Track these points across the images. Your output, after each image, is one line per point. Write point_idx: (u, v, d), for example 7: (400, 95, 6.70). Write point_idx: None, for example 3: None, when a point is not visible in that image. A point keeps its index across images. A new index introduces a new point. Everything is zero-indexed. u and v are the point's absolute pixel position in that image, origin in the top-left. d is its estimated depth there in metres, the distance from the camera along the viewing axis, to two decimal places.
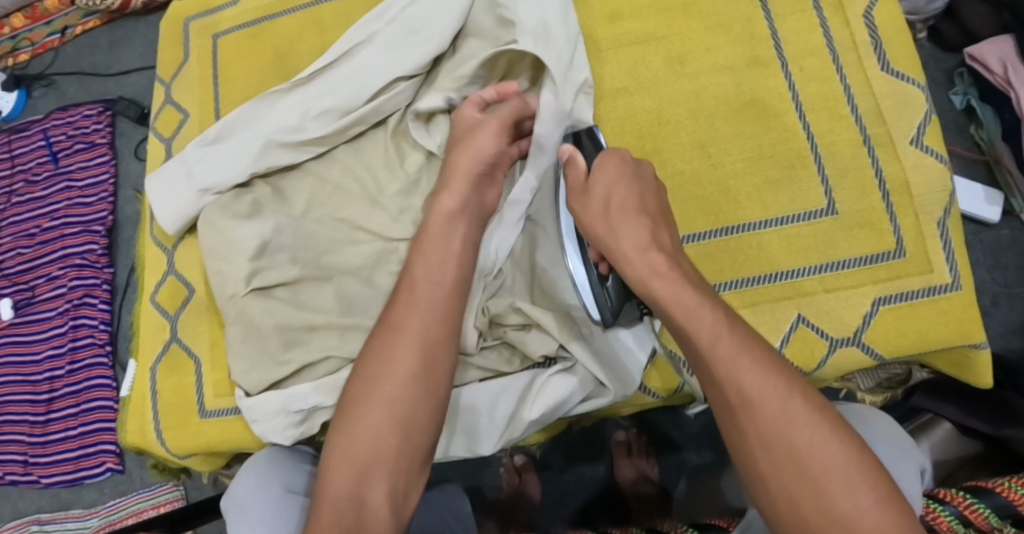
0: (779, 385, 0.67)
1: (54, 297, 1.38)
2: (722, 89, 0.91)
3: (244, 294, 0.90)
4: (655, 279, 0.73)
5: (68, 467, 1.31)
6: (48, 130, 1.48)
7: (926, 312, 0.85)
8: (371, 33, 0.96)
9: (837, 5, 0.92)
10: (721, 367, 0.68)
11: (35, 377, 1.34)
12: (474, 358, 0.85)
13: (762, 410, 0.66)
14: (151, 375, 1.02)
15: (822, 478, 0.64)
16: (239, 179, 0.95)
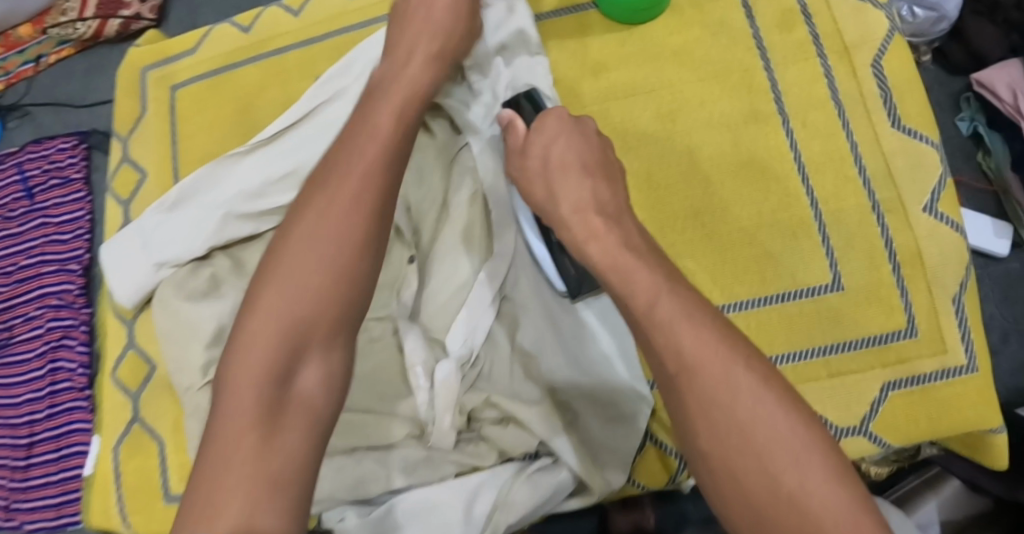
0: (721, 350, 0.55)
1: (31, 338, 1.26)
2: (718, 149, 0.83)
3: (201, 386, 0.83)
4: (591, 242, 0.63)
5: (50, 514, 1.20)
6: (23, 164, 1.34)
7: (940, 396, 0.78)
8: (338, 90, 0.92)
9: (843, 52, 0.84)
10: (684, 368, 0.55)
11: (15, 420, 1.23)
12: (451, 453, 0.78)
13: (700, 375, 0.54)
14: (113, 456, 0.97)
15: (766, 455, 0.52)
16: (197, 251, 0.89)
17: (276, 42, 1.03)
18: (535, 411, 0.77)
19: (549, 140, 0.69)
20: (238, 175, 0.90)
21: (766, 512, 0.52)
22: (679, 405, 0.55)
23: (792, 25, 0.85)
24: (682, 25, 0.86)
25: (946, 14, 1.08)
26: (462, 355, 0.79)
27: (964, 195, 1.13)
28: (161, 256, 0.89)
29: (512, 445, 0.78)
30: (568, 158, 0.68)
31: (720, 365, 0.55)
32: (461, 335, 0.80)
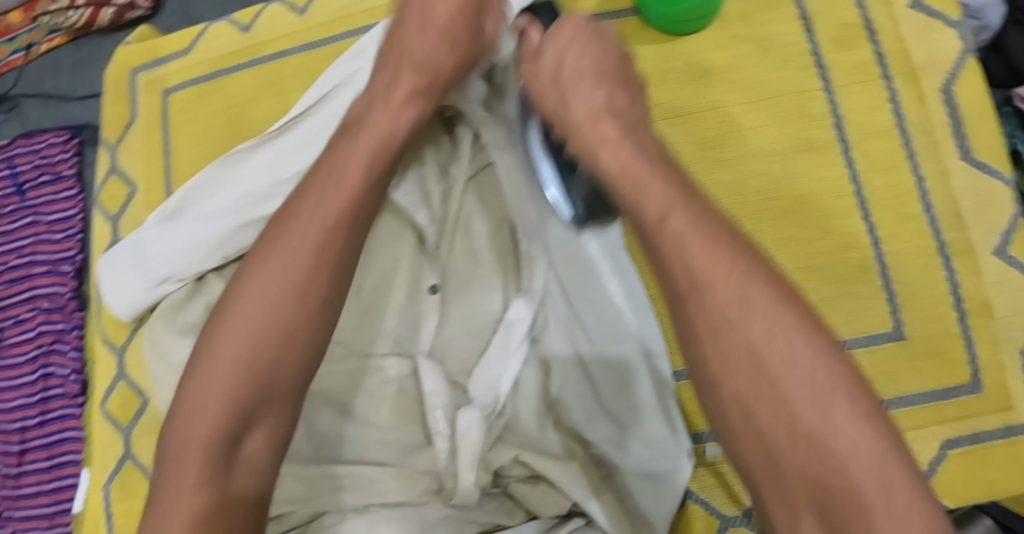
0: (732, 265, 0.53)
1: (25, 340, 1.19)
2: (770, 181, 0.75)
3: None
4: (601, 146, 0.60)
5: (42, 527, 1.11)
6: (14, 158, 1.25)
7: (1003, 457, 0.70)
8: (349, 74, 0.81)
9: (909, 75, 0.76)
10: (692, 282, 0.53)
11: (4, 427, 1.16)
12: (470, 513, 0.69)
13: (711, 292, 0.53)
14: (104, 495, 0.89)
15: (781, 381, 0.51)
16: (204, 268, 0.79)
17: (274, 45, 0.89)
18: (567, 471, 0.67)
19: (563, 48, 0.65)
20: (246, 177, 0.80)
21: (791, 460, 0.50)
22: (683, 324, 0.54)
23: (853, 44, 0.77)
24: (730, 40, 0.78)
25: (993, 21, 0.91)
26: (486, 403, 0.69)
27: None
28: (160, 274, 0.80)
29: (541, 507, 0.68)
30: (584, 65, 0.64)
31: (769, 319, 0.52)
32: (485, 380, 0.70)
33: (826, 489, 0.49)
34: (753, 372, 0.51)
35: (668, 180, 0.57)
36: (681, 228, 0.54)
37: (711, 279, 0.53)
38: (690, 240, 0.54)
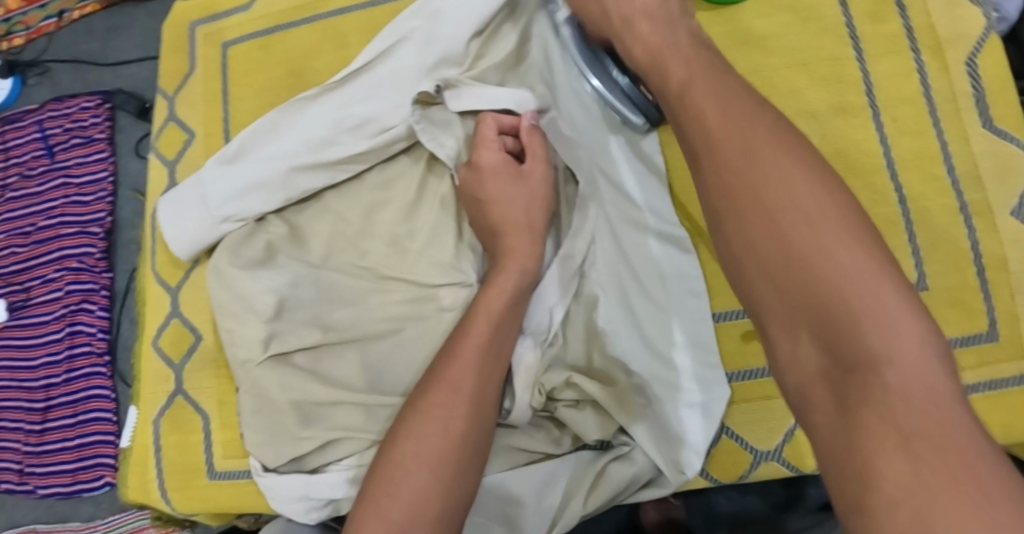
0: (749, 115, 0.60)
1: (51, 301, 1.50)
2: (806, 142, 0.79)
3: (261, 362, 0.81)
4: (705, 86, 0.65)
5: (65, 480, 1.44)
6: (43, 122, 1.61)
7: (1021, 402, 0.74)
8: (408, 31, 0.89)
9: (935, 48, 0.79)
10: (707, 144, 0.61)
11: (32, 387, 1.47)
12: (519, 440, 0.77)
13: (724, 147, 0.60)
14: (154, 429, 0.94)
15: (778, 212, 0.56)
16: (265, 209, 0.89)
17: (336, 3, 0.99)
18: (614, 394, 0.76)
19: (646, 39, 0.71)
20: (306, 123, 0.89)
21: (796, 300, 0.54)
22: (713, 204, 0.60)
23: (885, 17, 0.81)
24: (770, 9, 0.83)
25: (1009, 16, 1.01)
26: (537, 332, 0.77)
27: None
28: (226, 215, 0.89)
29: (585, 431, 0.75)
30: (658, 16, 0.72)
31: (795, 199, 0.56)
32: (537, 315, 0.77)
33: (827, 316, 0.53)
34: (778, 245, 0.56)
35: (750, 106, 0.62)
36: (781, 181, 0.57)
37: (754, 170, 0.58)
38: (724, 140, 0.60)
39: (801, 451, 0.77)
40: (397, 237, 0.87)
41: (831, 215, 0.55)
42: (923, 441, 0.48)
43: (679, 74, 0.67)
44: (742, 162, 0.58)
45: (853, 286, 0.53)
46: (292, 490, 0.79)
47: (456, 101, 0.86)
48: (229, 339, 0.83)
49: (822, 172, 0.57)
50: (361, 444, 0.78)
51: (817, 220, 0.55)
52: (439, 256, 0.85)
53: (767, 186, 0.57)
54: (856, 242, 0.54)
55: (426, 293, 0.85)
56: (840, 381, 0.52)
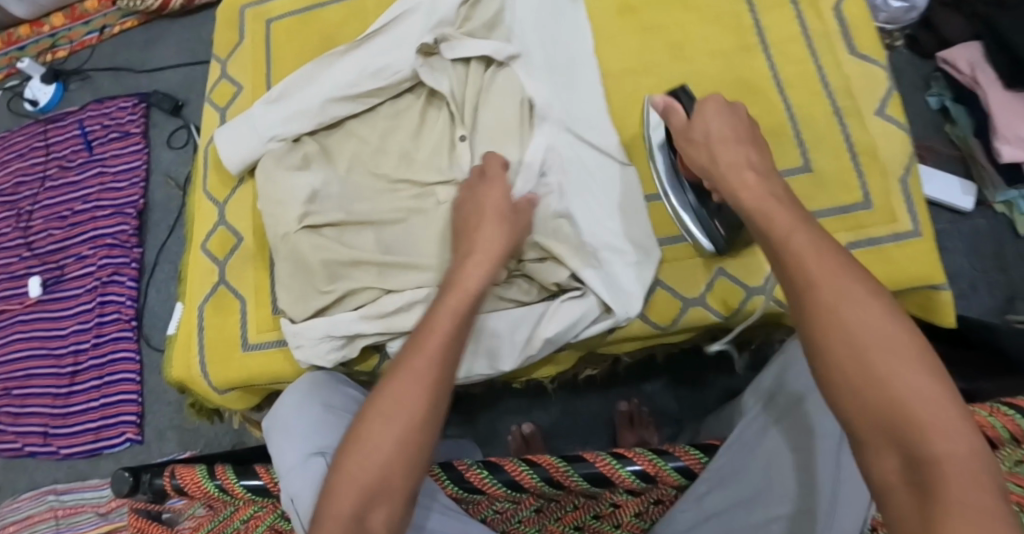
0: (834, 262, 0.73)
1: (84, 276, 1.86)
2: (714, 72, 1.08)
3: (296, 231, 1.03)
4: (744, 190, 0.84)
5: (89, 436, 1.79)
6: (85, 121, 1.98)
7: (893, 253, 0.98)
8: (416, 3, 1.13)
9: (810, 3, 1.09)
10: (805, 281, 0.73)
11: (61, 353, 1.83)
12: (494, 290, 0.97)
13: (819, 291, 0.72)
14: (199, 313, 1.14)
15: (866, 348, 0.68)
16: (301, 131, 1.11)
17: None
18: (567, 247, 0.97)
19: (708, 119, 0.92)
20: (337, 71, 1.12)
21: (878, 418, 0.67)
22: (808, 336, 0.72)
23: None
24: None
25: (916, 5, 1.44)
26: None
27: (939, 160, 1.48)
28: (270, 136, 1.11)
29: (549, 278, 0.97)
30: (724, 130, 0.91)
31: (872, 330, 0.69)
32: None
33: (898, 428, 0.66)
34: (857, 364, 0.68)
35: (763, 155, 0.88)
36: (802, 246, 0.75)
37: (822, 284, 0.72)
38: (806, 258, 0.74)
39: (721, 297, 1.00)
40: (402, 150, 1.09)
41: (904, 354, 0.68)
42: (957, 517, 0.61)
43: (733, 157, 0.88)
44: (816, 280, 0.72)
45: (916, 400, 0.66)
46: (318, 330, 1.00)
47: (450, 51, 1.09)
48: (270, 220, 1.05)
49: (899, 314, 0.70)
50: (376, 294, 1.01)
51: (883, 328, 0.69)
52: (442, 163, 1.07)
53: (850, 328, 0.70)
54: (922, 368, 0.67)
55: (426, 191, 1.06)
56: (908, 481, 0.65)
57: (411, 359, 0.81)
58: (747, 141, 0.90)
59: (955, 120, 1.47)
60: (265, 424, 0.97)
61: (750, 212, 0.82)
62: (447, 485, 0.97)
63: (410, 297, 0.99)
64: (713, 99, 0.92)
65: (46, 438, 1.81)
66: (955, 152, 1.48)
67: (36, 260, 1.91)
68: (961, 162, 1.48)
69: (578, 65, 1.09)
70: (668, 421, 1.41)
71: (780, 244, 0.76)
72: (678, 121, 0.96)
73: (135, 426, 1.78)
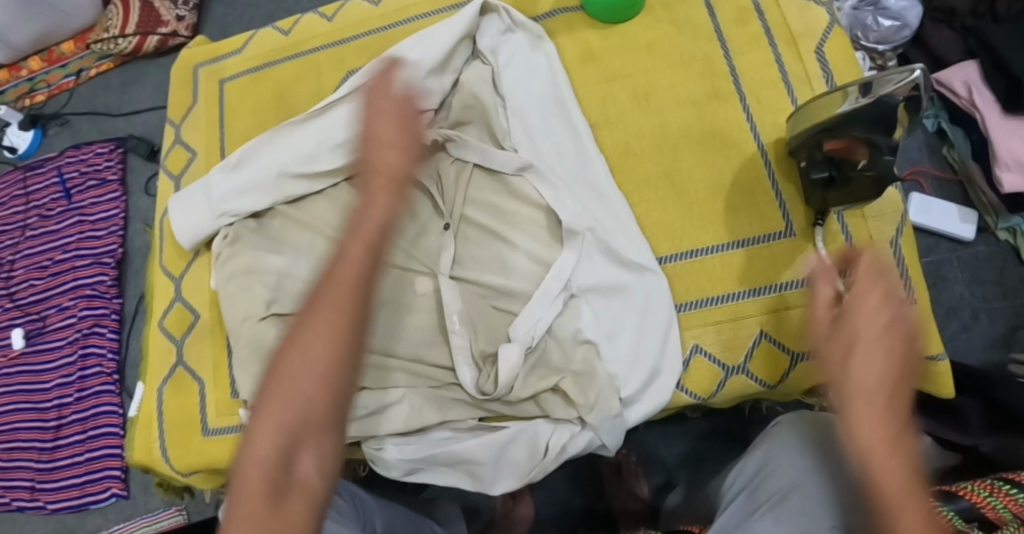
0: (900, 456, 0.64)
1: (65, 327, 1.83)
2: (685, 123, 1.02)
3: (263, 317, 0.99)
4: (876, 389, 0.66)
5: (76, 492, 1.76)
6: (62, 168, 1.94)
7: None
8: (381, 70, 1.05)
9: (790, 42, 1.03)
10: (868, 451, 0.64)
11: (46, 407, 1.80)
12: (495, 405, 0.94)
13: (901, 512, 0.63)
14: (158, 395, 1.09)
15: None
16: (256, 207, 1.06)
17: (312, 43, 1.17)
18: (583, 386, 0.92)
19: (862, 309, 0.68)
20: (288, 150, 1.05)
21: None
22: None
23: (747, 22, 1.04)
24: (653, 23, 1.06)
25: (908, 22, 1.35)
26: (523, 341, 0.92)
27: (934, 186, 1.40)
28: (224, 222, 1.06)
29: (550, 410, 0.92)
30: (885, 287, 0.69)
31: None
32: (524, 327, 0.92)
33: None
34: None
35: (885, 329, 0.67)
36: (873, 417, 0.65)
37: (889, 477, 0.63)
38: (865, 424, 0.65)
39: (695, 377, 0.95)
40: None
41: None
42: None
43: (878, 368, 0.66)
44: (871, 448, 0.64)
45: None
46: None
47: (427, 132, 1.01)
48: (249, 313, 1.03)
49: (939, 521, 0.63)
50: None
51: (916, 499, 0.63)
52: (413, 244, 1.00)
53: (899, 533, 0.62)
54: None
55: (403, 277, 1.00)
56: None
57: (321, 315, 0.72)
58: (901, 357, 0.67)
59: (951, 142, 1.39)
60: None
61: (850, 383, 0.66)
62: None
63: (384, 397, 0.94)
64: (869, 276, 0.69)
65: (33, 493, 1.78)
66: (950, 175, 1.40)
67: (18, 312, 1.88)
68: (958, 188, 1.39)
69: (548, 119, 1.02)
70: (659, 469, 1.34)
71: (843, 378, 0.67)
72: (824, 298, 0.72)
73: (121, 481, 1.75)
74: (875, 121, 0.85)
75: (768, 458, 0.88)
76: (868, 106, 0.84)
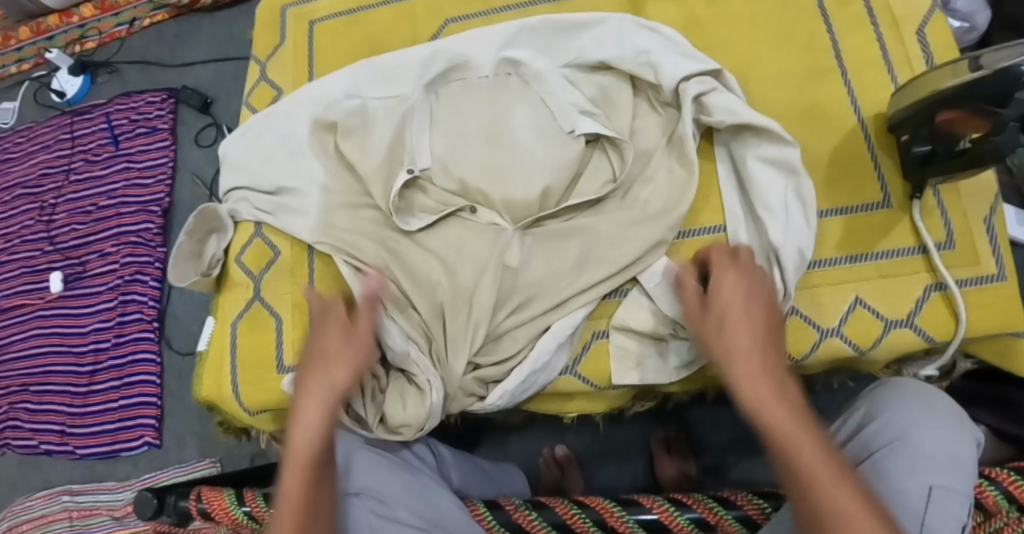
0: (818, 442, 0.76)
1: (106, 273, 1.82)
2: (786, 95, 1.03)
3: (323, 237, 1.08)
4: (741, 357, 0.81)
5: (108, 438, 1.74)
6: (112, 115, 1.94)
7: (974, 298, 0.94)
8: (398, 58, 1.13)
9: (891, 23, 1.04)
10: (763, 429, 0.78)
11: (81, 351, 1.79)
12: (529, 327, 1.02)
13: (818, 479, 0.74)
14: (232, 330, 1.10)
15: (822, 507, 0.73)
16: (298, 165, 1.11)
17: None
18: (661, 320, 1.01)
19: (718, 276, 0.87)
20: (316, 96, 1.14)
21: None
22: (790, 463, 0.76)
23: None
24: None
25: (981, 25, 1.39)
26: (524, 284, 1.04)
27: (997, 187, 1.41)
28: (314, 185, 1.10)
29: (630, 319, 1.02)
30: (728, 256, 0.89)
31: (845, 488, 0.73)
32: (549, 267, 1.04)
33: None
34: (842, 523, 0.72)
35: (766, 354, 0.82)
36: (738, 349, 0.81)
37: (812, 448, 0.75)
38: (773, 428, 0.77)
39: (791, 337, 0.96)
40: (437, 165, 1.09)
41: (813, 453, 0.75)
42: None
43: (737, 343, 0.82)
44: (810, 462, 0.75)
45: (833, 512, 0.73)
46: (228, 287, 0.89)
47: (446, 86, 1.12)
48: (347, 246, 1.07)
49: (808, 426, 0.77)
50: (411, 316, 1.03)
51: (828, 460, 0.75)
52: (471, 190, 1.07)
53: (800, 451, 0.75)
54: (849, 491, 0.73)
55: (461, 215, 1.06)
56: None
57: (312, 395, 0.88)
58: (752, 322, 0.83)
59: None
60: None
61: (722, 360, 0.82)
62: (494, 526, 0.97)
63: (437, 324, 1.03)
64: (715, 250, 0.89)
65: (63, 437, 1.77)
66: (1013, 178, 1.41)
67: (58, 255, 1.87)
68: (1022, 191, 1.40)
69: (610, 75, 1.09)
70: (709, 451, 1.35)
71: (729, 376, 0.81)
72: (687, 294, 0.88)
73: (154, 430, 1.73)
74: (990, 94, 0.84)
75: (872, 412, 0.90)
76: (985, 78, 0.84)
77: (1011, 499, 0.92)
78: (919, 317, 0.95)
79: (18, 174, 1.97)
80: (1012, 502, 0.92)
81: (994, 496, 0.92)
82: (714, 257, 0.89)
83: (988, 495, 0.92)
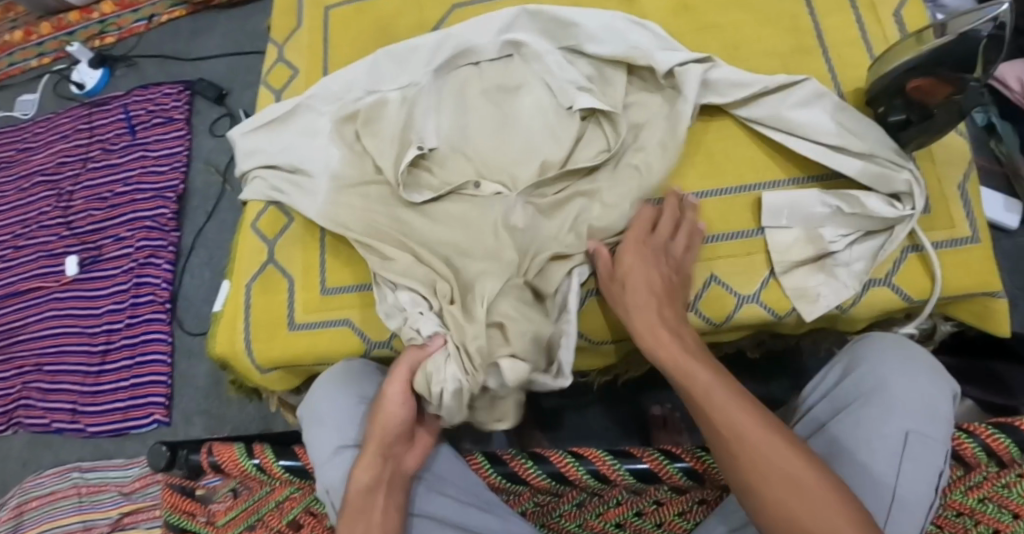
0: (714, 383, 0.88)
1: (120, 257, 1.88)
2: (771, 72, 1.11)
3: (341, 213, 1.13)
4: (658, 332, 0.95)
5: (118, 415, 1.78)
6: (129, 106, 2.01)
7: (949, 258, 1.02)
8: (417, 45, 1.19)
9: (870, 7, 1.13)
10: (690, 392, 0.90)
11: (94, 331, 1.84)
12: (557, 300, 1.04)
13: (718, 417, 0.86)
14: (246, 291, 1.16)
15: (727, 443, 0.84)
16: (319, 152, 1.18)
17: None
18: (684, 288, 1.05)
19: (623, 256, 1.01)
20: (335, 87, 1.20)
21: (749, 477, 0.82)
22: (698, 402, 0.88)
23: None
24: None
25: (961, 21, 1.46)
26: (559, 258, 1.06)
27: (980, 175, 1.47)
28: (333, 167, 1.16)
29: None
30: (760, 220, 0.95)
31: (732, 421, 0.85)
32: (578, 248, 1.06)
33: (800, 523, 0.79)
34: (756, 462, 0.83)
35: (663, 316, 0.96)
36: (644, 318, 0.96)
37: (732, 411, 0.86)
38: (693, 383, 0.89)
39: (775, 295, 1.04)
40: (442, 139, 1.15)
41: (724, 402, 0.87)
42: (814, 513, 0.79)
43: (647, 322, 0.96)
44: (706, 392, 0.88)
45: (753, 452, 0.83)
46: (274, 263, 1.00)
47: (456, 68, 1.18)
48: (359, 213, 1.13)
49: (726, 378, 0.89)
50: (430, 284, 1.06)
51: (725, 394, 0.87)
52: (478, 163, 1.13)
53: (712, 400, 0.87)
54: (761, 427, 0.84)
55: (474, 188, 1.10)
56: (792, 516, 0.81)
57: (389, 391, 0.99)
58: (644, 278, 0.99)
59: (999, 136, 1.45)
60: (301, 415, 1.07)
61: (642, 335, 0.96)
62: (492, 476, 1.01)
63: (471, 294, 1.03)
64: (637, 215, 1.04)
65: (74, 415, 1.81)
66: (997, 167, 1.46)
67: (74, 239, 1.93)
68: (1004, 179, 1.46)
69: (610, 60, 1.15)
70: (702, 426, 1.40)
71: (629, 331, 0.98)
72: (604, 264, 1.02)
73: (163, 408, 1.77)
74: (960, 58, 0.93)
75: (854, 363, 0.95)
76: (953, 43, 0.92)
77: (989, 453, 0.91)
78: (898, 276, 1.02)
79: (36, 163, 2.03)
80: (990, 455, 0.91)
81: (972, 449, 0.92)
82: (643, 216, 1.04)
83: (966, 447, 0.92)
